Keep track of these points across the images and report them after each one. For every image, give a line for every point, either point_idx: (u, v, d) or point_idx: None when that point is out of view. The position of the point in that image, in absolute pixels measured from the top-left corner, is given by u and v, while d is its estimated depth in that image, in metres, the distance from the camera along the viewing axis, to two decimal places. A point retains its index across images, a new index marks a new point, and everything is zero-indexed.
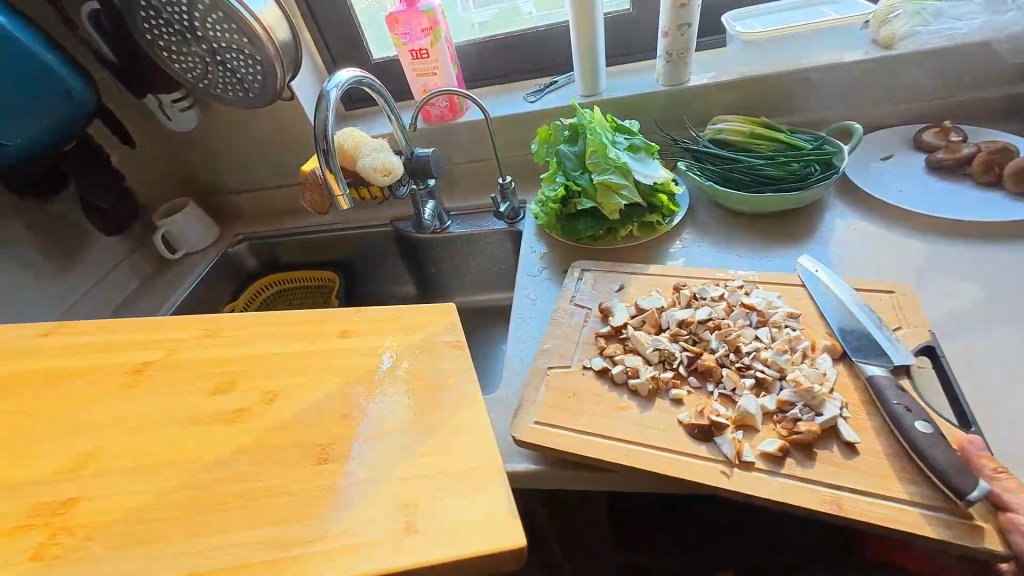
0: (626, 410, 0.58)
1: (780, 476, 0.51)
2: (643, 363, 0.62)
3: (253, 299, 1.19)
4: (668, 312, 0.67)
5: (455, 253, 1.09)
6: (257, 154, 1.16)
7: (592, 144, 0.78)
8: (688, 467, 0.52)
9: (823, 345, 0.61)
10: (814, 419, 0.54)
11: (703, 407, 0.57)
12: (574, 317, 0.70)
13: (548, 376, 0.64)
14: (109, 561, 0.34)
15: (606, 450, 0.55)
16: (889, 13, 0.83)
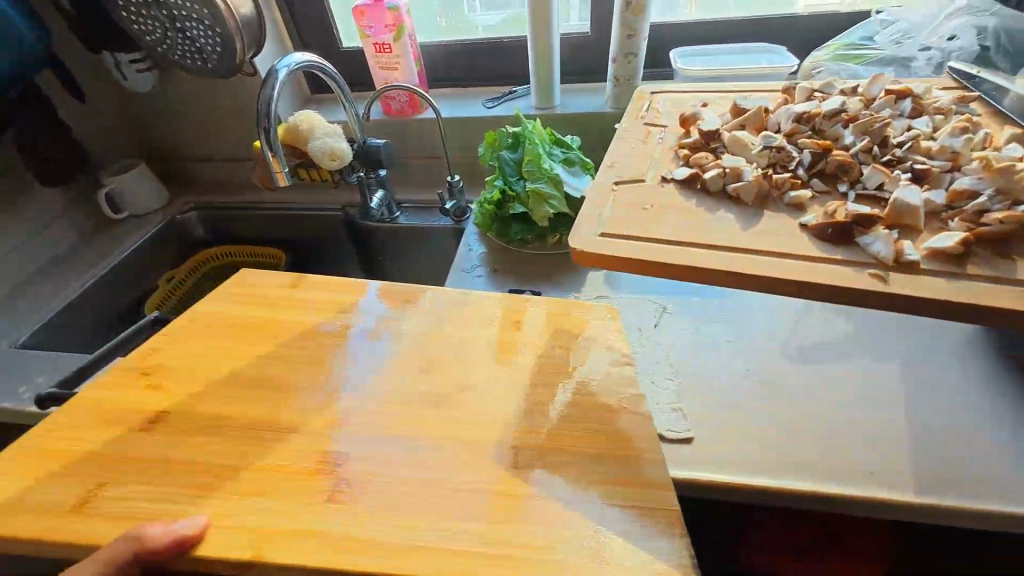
0: (731, 219, 0.54)
1: (965, 275, 0.46)
2: (747, 164, 0.57)
3: (196, 268, 1.19)
4: (788, 108, 0.62)
5: (402, 244, 1.12)
6: (217, 124, 1.17)
7: (529, 153, 0.83)
8: (834, 272, 0.47)
9: (1006, 137, 0.55)
10: (1009, 207, 0.49)
11: (835, 210, 0.52)
12: (646, 131, 0.67)
13: (617, 191, 0.59)
14: (387, 516, 0.38)
15: (716, 259, 0.50)
16: (813, 69, 0.91)
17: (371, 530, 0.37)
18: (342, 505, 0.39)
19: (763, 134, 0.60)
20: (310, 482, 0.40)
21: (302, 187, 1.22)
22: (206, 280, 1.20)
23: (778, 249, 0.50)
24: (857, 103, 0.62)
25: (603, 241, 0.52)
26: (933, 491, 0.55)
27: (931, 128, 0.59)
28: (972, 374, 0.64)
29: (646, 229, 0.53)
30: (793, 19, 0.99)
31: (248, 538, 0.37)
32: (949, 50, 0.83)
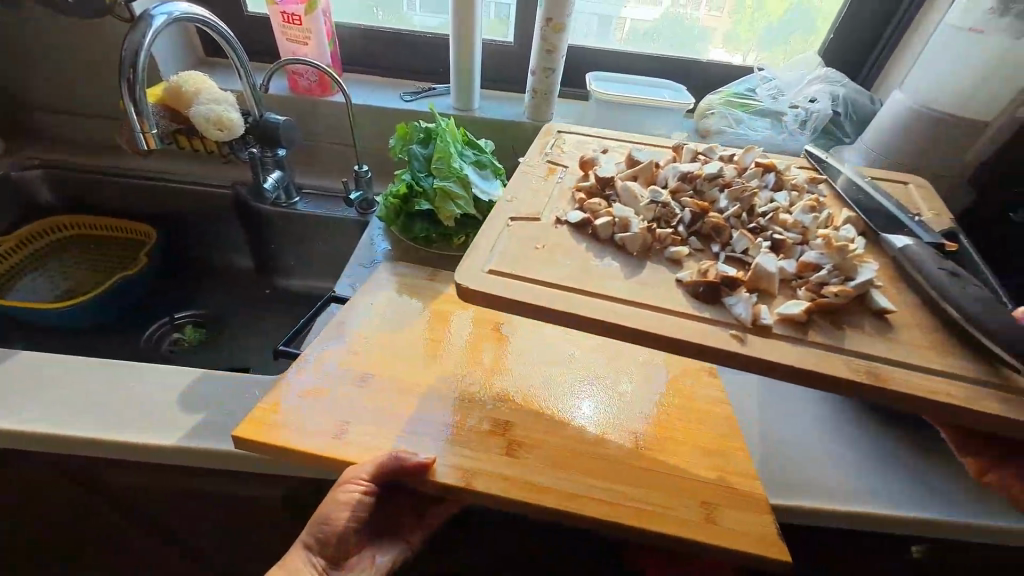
0: (611, 270, 0.54)
1: (805, 341, 0.49)
2: (634, 215, 0.59)
3: (35, 238, 1.00)
4: (675, 167, 0.65)
5: (299, 233, 1.03)
6: (82, 73, 1.01)
7: (439, 150, 0.81)
8: (698, 330, 0.49)
9: (846, 217, 0.63)
10: (843, 282, 0.53)
11: (705, 269, 0.54)
12: (546, 170, 0.68)
13: (512, 226, 0.59)
14: (547, 469, 0.56)
15: (592, 312, 0.50)
16: (707, 110, 1.03)
17: (545, 479, 0.55)
18: (526, 457, 0.57)
19: (651, 188, 0.62)
20: (500, 447, 0.58)
21: (186, 157, 1.08)
22: (48, 254, 1.02)
23: (648, 304, 0.51)
24: (734, 168, 0.67)
25: (487, 280, 0.52)
26: (813, 495, 0.60)
27: (789, 202, 0.64)
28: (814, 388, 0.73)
29: (531, 272, 0.53)
30: (694, 63, 1.09)
31: (464, 474, 0.55)
32: (811, 110, 0.96)
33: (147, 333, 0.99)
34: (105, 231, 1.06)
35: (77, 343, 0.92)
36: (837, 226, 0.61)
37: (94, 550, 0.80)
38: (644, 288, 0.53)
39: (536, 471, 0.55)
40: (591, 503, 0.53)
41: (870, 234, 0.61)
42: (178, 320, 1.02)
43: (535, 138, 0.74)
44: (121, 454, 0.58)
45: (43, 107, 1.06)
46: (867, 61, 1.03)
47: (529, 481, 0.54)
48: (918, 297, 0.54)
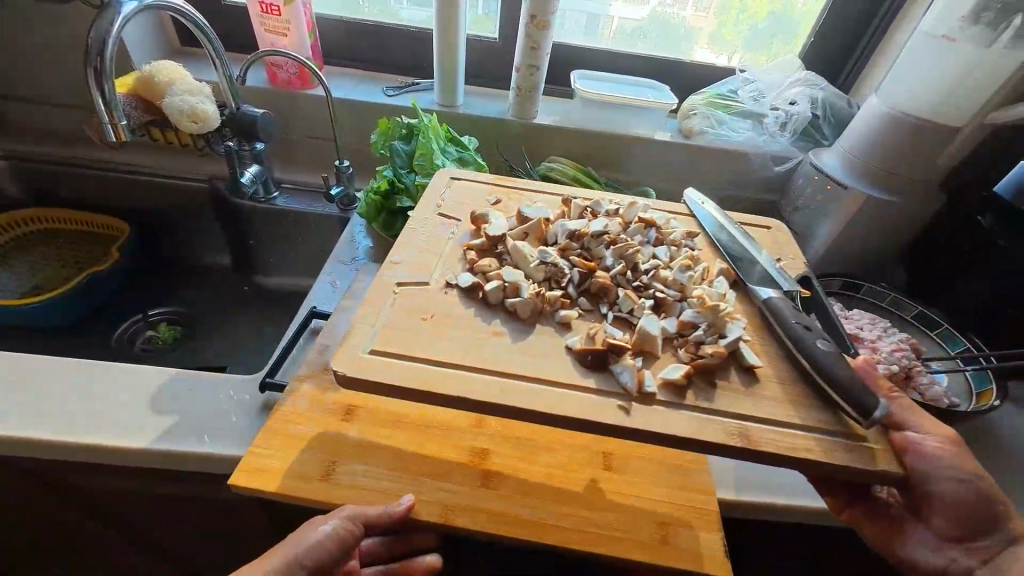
0: (498, 337, 0.54)
1: (685, 407, 0.50)
2: (525, 278, 0.59)
3: (1, 232, 0.97)
4: (561, 223, 0.66)
5: (277, 228, 1.01)
6: (48, 60, 0.97)
7: (421, 147, 0.80)
8: (585, 402, 0.49)
9: (719, 268, 0.64)
10: (718, 340, 0.55)
11: (594, 333, 0.55)
12: (440, 225, 0.67)
13: (399, 294, 0.57)
14: (521, 497, 0.55)
15: (480, 386, 0.49)
16: (690, 110, 1.03)
17: (518, 508, 0.53)
18: (502, 484, 0.55)
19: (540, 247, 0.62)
20: (474, 474, 0.56)
21: (159, 149, 1.05)
22: (12, 248, 0.98)
23: (535, 372, 0.51)
24: (619, 224, 0.68)
25: (369, 362, 0.50)
26: (790, 493, 0.60)
27: (669, 257, 0.65)
28: None
29: (420, 349, 0.51)
30: (679, 62, 1.10)
31: (444, 509, 0.53)
32: (791, 113, 0.98)
33: (119, 330, 0.96)
34: (75, 225, 1.02)
35: (44, 341, 0.89)
36: (712, 279, 0.63)
37: (65, 554, 0.78)
38: (530, 355, 0.53)
39: (511, 500, 0.54)
40: (562, 533, 0.52)
41: (740, 284, 0.64)
42: (152, 317, 0.99)
43: (429, 189, 0.73)
44: (91, 457, 0.57)
45: (5, 95, 1.01)
46: (845, 65, 1.05)
47: (506, 511, 0.53)
48: (778, 348, 0.57)
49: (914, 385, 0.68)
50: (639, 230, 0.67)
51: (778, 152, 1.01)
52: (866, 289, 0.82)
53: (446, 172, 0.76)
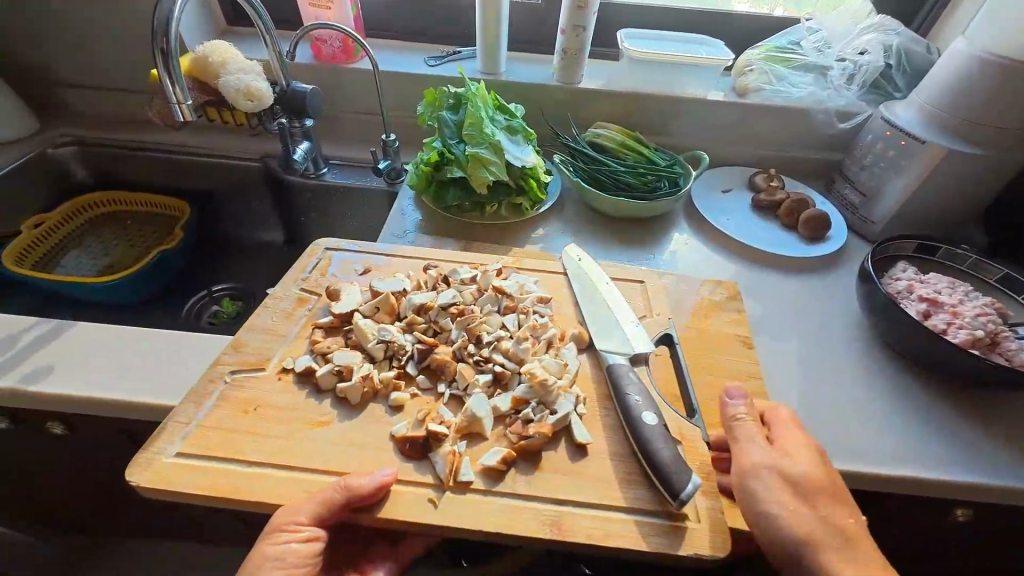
0: (322, 427, 0.55)
1: (504, 493, 0.52)
2: (359, 359, 0.60)
3: (78, 214, 1.03)
4: (408, 297, 0.67)
5: (327, 205, 1.03)
6: (106, 47, 1.01)
7: (470, 116, 0.80)
8: (400, 496, 0.51)
9: (570, 334, 0.67)
10: (546, 418, 0.56)
11: (426, 416, 0.57)
12: (294, 304, 0.68)
13: (230, 380, 0.58)
14: None
15: (288, 485, 0.51)
16: (745, 66, 0.98)
17: None
18: None
19: (382, 324, 0.63)
20: None
21: (213, 131, 1.08)
22: (85, 231, 1.04)
23: (359, 466, 0.53)
24: (473, 293, 0.69)
25: (174, 465, 0.51)
26: (865, 461, 0.60)
27: (516, 325, 0.66)
28: (856, 351, 0.73)
29: (233, 446, 0.53)
30: (731, 16, 1.03)
31: None
32: (859, 64, 0.91)
33: (187, 306, 1.02)
34: (141, 206, 1.08)
35: (123, 316, 0.95)
36: (561, 345, 0.66)
37: (159, 508, 0.86)
38: (353, 442, 0.54)
39: None
40: None
41: (590, 348, 0.66)
42: (215, 292, 1.05)
43: (294, 264, 0.74)
44: None
45: (69, 84, 1.06)
46: (920, 9, 0.97)
47: None
48: (615, 423, 0.58)
49: (1000, 351, 0.64)
50: (489, 298, 0.68)
51: (843, 107, 0.95)
52: (943, 251, 0.77)
53: (318, 243, 0.77)
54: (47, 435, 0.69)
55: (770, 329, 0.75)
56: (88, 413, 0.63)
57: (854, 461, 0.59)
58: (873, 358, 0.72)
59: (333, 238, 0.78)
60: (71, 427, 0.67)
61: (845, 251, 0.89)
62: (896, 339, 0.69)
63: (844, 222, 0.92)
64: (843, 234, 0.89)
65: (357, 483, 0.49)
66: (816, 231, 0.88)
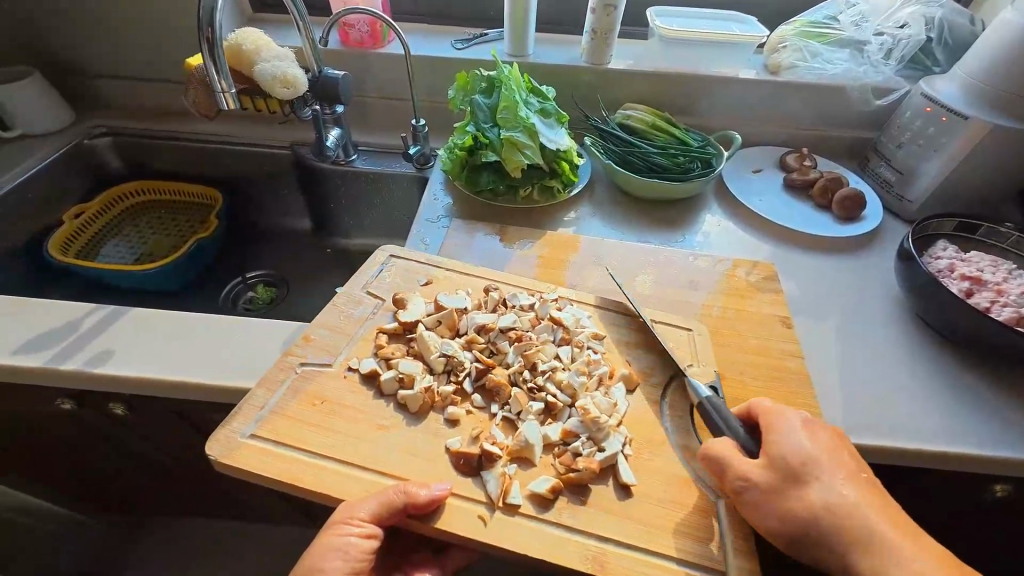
0: (382, 432, 0.55)
1: (550, 522, 0.50)
2: (422, 371, 0.60)
3: (116, 204, 1.06)
4: (471, 315, 0.66)
5: (357, 192, 1.05)
6: (137, 37, 1.02)
7: (505, 99, 0.80)
8: (448, 511, 0.50)
9: (620, 373, 0.63)
10: (594, 454, 0.54)
11: (479, 433, 0.56)
12: (362, 304, 0.68)
13: (299, 372, 0.59)
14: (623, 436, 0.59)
15: (347, 483, 0.51)
16: (779, 43, 0.96)
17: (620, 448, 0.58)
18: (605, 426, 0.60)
19: (446, 339, 0.63)
20: None
21: (243, 120, 1.10)
22: (123, 221, 1.07)
23: (415, 476, 0.52)
24: (528, 321, 0.66)
25: (249, 445, 0.53)
26: (908, 438, 0.61)
27: (570, 358, 0.64)
28: (895, 331, 0.73)
29: (302, 437, 0.54)
30: None
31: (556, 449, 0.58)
32: (899, 38, 0.90)
33: (224, 292, 1.04)
34: (176, 196, 1.10)
35: (165, 302, 0.98)
36: (611, 383, 0.62)
37: (209, 487, 0.90)
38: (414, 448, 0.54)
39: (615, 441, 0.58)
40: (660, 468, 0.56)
41: (644, 389, 0.63)
42: (250, 279, 1.07)
43: (364, 263, 0.73)
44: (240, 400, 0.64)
45: (101, 74, 1.08)
46: None
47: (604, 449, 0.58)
48: (676, 462, 0.56)
49: None
50: (547, 326, 0.66)
51: (880, 83, 0.94)
52: (983, 230, 0.77)
53: (384, 247, 0.75)
54: (108, 417, 0.72)
55: (807, 310, 0.75)
56: (149, 394, 0.65)
57: (898, 439, 0.60)
58: (912, 338, 0.72)
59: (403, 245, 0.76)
60: (131, 408, 0.70)
61: (881, 231, 0.88)
62: (938, 317, 0.69)
63: (879, 201, 0.91)
64: (878, 214, 0.88)
65: (417, 491, 0.49)
66: (850, 211, 0.87)
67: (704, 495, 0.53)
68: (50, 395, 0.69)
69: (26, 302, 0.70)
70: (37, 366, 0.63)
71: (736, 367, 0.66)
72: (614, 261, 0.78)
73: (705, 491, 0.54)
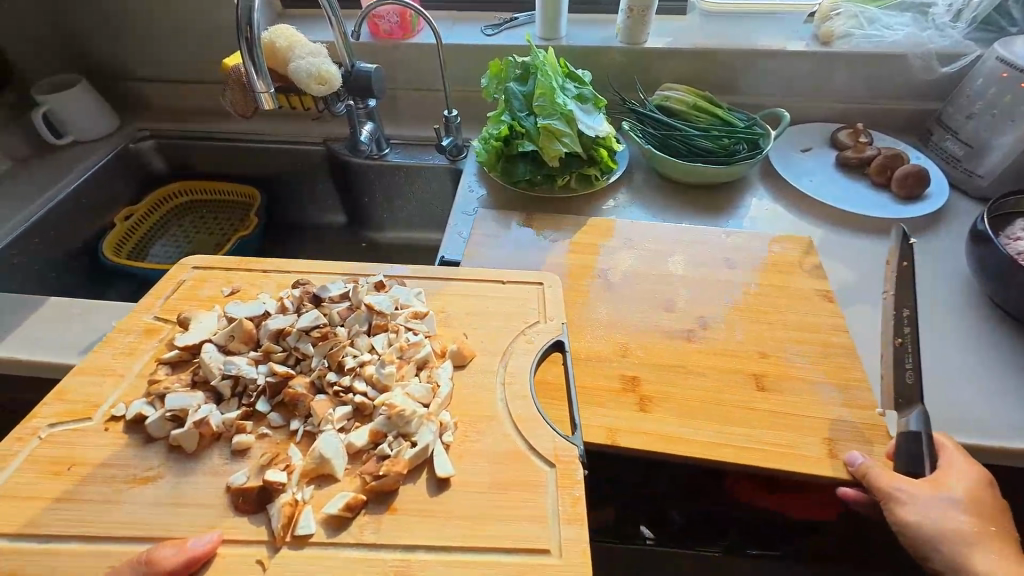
0: (144, 485, 0.49)
1: (347, 543, 0.46)
2: (197, 402, 0.53)
3: (160, 204, 1.10)
4: (267, 322, 0.60)
5: (391, 185, 1.04)
6: (174, 38, 1.04)
7: (541, 86, 0.78)
8: (223, 563, 0.44)
9: (449, 352, 0.59)
10: (404, 452, 0.50)
11: (270, 459, 0.51)
12: (144, 336, 0.61)
13: (47, 437, 0.52)
14: (679, 427, 0.56)
15: (86, 561, 0.44)
16: (832, 10, 0.90)
17: (676, 434, 0.55)
18: (657, 412, 0.57)
19: (230, 358, 0.57)
20: (627, 400, 0.58)
21: (278, 117, 1.11)
22: (168, 221, 1.10)
23: (187, 530, 0.46)
24: (337, 316, 0.61)
25: None
26: (991, 434, 0.56)
27: (385, 347, 0.59)
28: (967, 318, 0.68)
29: (31, 517, 0.46)
30: None
31: (608, 432, 0.55)
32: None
33: None
34: (215, 194, 1.13)
35: None
36: (430, 366, 0.58)
37: None
38: (193, 494, 0.48)
39: (675, 435, 0.55)
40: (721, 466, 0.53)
41: (469, 365, 0.59)
42: None
43: (152, 294, 0.65)
44: None
45: (141, 77, 1.11)
46: None
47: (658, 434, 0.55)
48: (509, 438, 0.53)
49: None
50: (356, 316, 0.60)
51: (946, 49, 0.87)
52: None
53: (187, 262, 0.69)
54: None
55: (867, 297, 0.71)
56: None
57: (979, 434, 0.56)
58: (987, 325, 0.67)
59: (196, 255, 0.70)
60: None
61: (947, 210, 0.82)
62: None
63: (944, 177, 0.84)
64: (945, 191, 0.82)
65: (162, 555, 0.43)
66: (910, 188, 0.81)
67: (535, 468, 0.51)
68: None
69: (88, 303, 0.73)
70: None
71: (797, 356, 0.62)
72: (650, 243, 0.76)
73: (535, 462, 0.51)
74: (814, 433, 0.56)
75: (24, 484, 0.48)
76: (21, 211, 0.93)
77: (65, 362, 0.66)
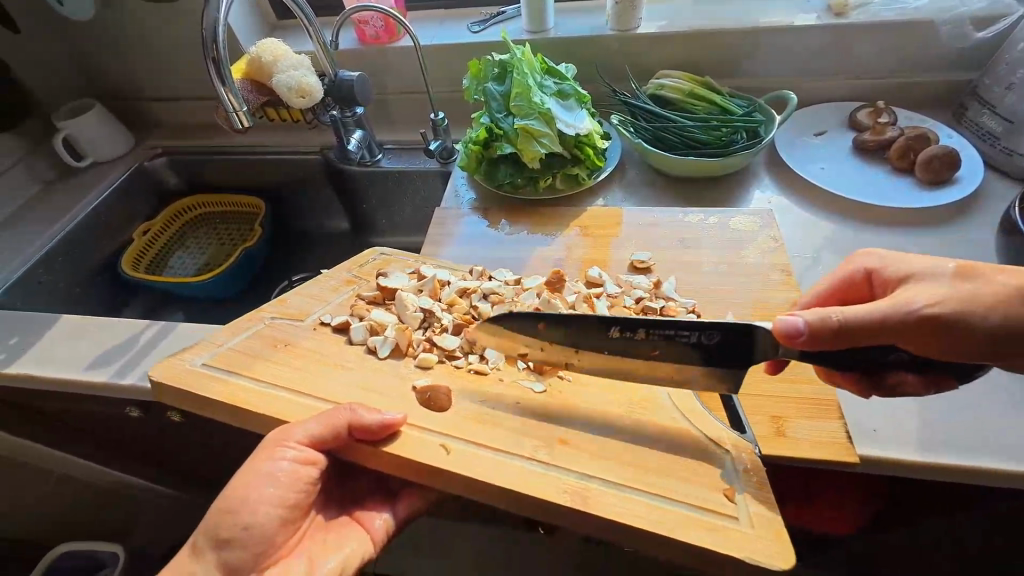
0: (336, 369, 0.54)
1: (521, 456, 0.46)
2: (394, 321, 0.58)
3: (175, 218, 1.14)
4: (451, 283, 0.63)
5: (387, 191, 1.04)
6: (177, 58, 1.08)
7: (517, 85, 0.75)
8: (409, 446, 0.47)
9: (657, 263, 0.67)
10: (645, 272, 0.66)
11: (448, 375, 0.54)
12: (341, 283, 0.64)
13: (268, 323, 0.58)
14: None
15: (296, 408, 0.50)
16: None
17: None
18: None
19: (424, 296, 0.61)
20: None
21: (277, 129, 1.13)
22: (183, 236, 1.15)
23: None
24: (512, 287, 0.62)
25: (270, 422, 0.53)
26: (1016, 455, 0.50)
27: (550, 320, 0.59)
28: None
29: (250, 368, 0.52)
30: None
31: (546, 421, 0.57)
32: None
33: (272, 297, 1.09)
34: (222, 207, 1.17)
35: (221, 308, 1.05)
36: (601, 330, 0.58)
37: None
38: (368, 392, 0.52)
39: None
40: None
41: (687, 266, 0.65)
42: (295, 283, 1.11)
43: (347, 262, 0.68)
44: None
45: (151, 98, 1.16)
46: None
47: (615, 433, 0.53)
48: (674, 420, 0.50)
49: None
50: (531, 292, 0.61)
51: (981, 12, 0.77)
52: None
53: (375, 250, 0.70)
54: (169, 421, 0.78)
55: None
56: None
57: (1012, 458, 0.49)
58: None
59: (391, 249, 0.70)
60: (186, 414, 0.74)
61: (982, 195, 0.73)
62: None
63: (980, 157, 0.75)
64: (977, 172, 0.73)
65: (364, 416, 0.47)
66: (937, 173, 0.72)
67: (706, 450, 0.47)
68: (119, 402, 0.75)
69: (95, 321, 0.77)
70: (102, 380, 0.69)
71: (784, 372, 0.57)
72: (662, 229, 0.73)
73: (704, 445, 0.48)
74: (797, 447, 0.51)
75: (249, 348, 0.55)
76: (49, 232, 0.99)
77: (72, 377, 0.70)
